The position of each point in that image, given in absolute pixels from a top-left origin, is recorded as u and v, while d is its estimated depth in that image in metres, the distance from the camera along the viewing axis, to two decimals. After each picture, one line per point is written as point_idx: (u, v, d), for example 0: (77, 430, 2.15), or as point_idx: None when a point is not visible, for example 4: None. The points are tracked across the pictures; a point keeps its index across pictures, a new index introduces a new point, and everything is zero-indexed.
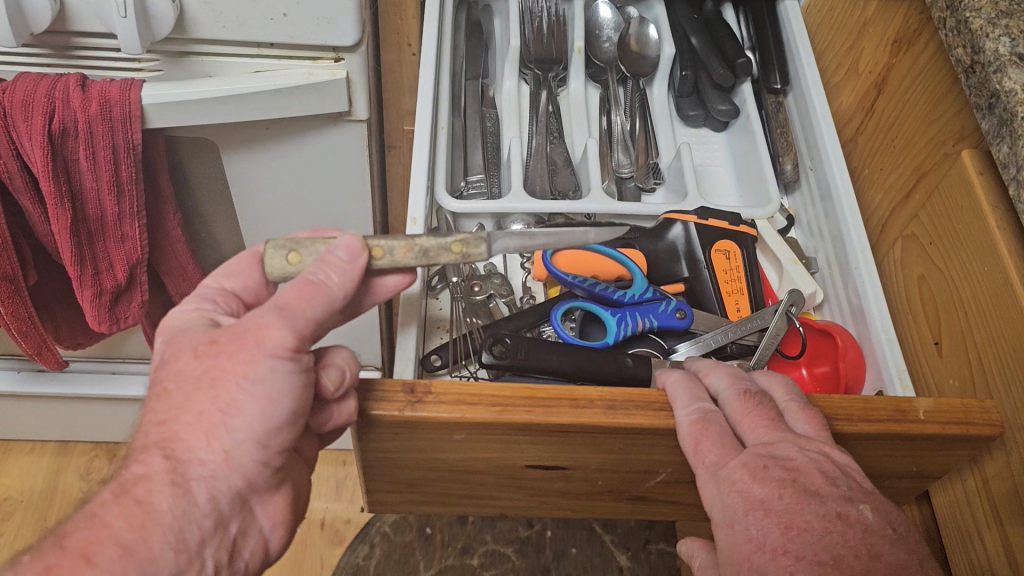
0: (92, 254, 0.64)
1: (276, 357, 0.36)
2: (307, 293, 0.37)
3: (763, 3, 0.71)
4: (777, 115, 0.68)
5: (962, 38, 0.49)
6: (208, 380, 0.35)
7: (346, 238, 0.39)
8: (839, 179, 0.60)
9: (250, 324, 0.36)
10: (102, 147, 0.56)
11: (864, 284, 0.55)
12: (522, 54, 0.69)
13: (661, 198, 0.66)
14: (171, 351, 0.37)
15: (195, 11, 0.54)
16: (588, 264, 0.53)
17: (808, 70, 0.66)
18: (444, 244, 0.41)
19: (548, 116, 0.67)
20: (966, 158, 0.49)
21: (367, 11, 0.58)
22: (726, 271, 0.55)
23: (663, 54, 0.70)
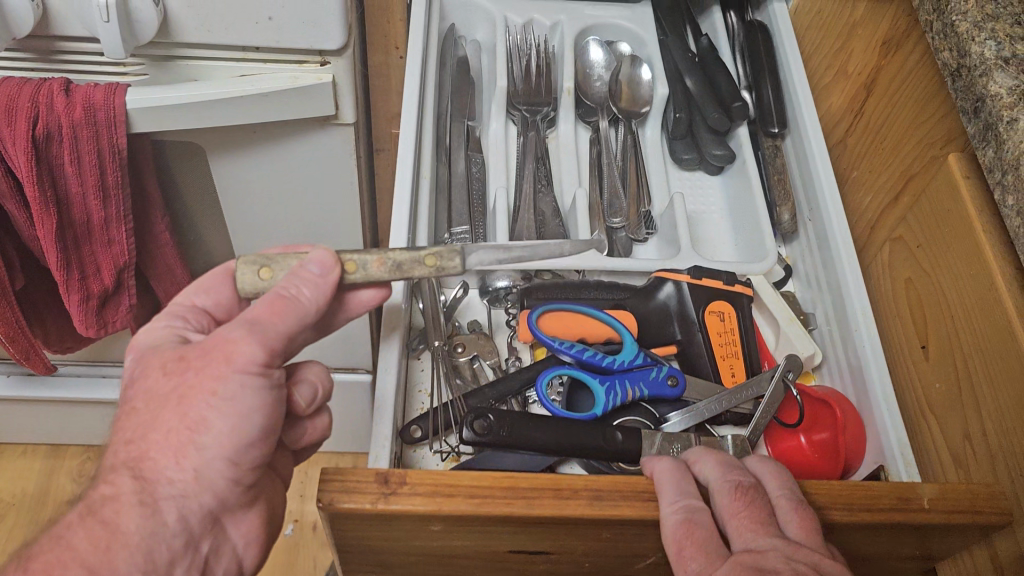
0: (79, 259, 0.63)
1: (243, 373, 0.38)
2: (277, 308, 0.39)
3: (759, 40, 0.70)
4: (774, 162, 0.66)
5: (948, 41, 0.49)
6: (176, 398, 0.38)
7: (318, 253, 0.42)
8: (839, 229, 0.59)
9: (217, 340, 0.39)
10: (87, 150, 0.56)
11: (863, 344, 0.54)
12: (510, 95, 0.68)
13: (653, 248, 0.65)
14: (141, 368, 0.40)
15: (177, 14, 0.53)
16: (576, 327, 0.53)
17: (805, 114, 0.65)
18: (417, 258, 0.43)
19: (537, 162, 0.66)
20: (952, 161, 0.49)
21: (353, 14, 0.58)
22: (719, 334, 0.54)
23: (656, 94, 0.69)
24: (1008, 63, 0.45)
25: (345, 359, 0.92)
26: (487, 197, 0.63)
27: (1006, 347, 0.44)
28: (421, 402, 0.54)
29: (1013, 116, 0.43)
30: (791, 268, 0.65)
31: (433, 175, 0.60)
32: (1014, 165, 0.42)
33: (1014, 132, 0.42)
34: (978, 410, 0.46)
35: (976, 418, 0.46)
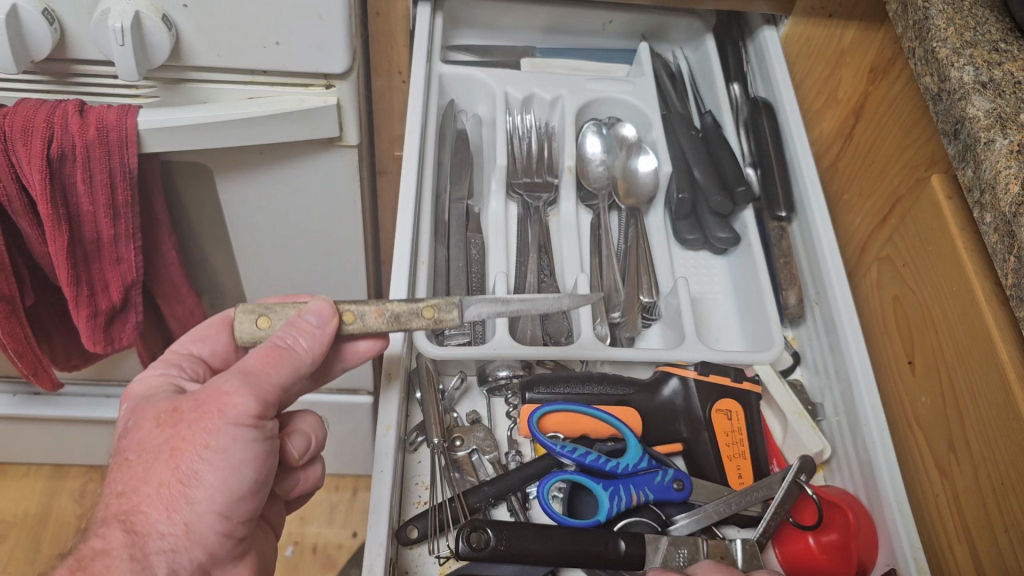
0: (88, 276, 0.65)
1: (236, 425, 0.40)
2: (271, 359, 0.41)
3: (765, 117, 0.59)
4: (780, 244, 0.56)
5: (929, 67, 0.50)
6: (167, 450, 0.40)
7: (318, 303, 0.43)
8: (848, 321, 0.50)
9: (210, 392, 0.40)
10: (99, 170, 0.58)
11: (874, 446, 0.46)
12: (509, 174, 0.57)
13: (655, 338, 0.54)
14: (136, 418, 0.42)
15: (189, 40, 0.56)
16: (572, 425, 0.45)
17: (814, 198, 0.55)
18: (415, 310, 0.44)
19: (538, 252, 0.55)
20: (936, 182, 0.51)
21: (358, 39, 0.60)
22: (727, 433, 0.46)
23: (660, 173, 0.57)
24: (986, 87, 0.47)
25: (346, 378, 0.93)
26: (487, 285, 0.53)
27: (985, 361, 0.45)
28: (419, 497, 0.46)
29: (990, 137, 0.44)
30: (799, 356, 0.55)
31: (430, 257, 0.52)
32: (990, 185, 0.44)
33: (991, 152, 0.44)
34: (962, 424, 0.47)
35: (960, 434, 0.47)
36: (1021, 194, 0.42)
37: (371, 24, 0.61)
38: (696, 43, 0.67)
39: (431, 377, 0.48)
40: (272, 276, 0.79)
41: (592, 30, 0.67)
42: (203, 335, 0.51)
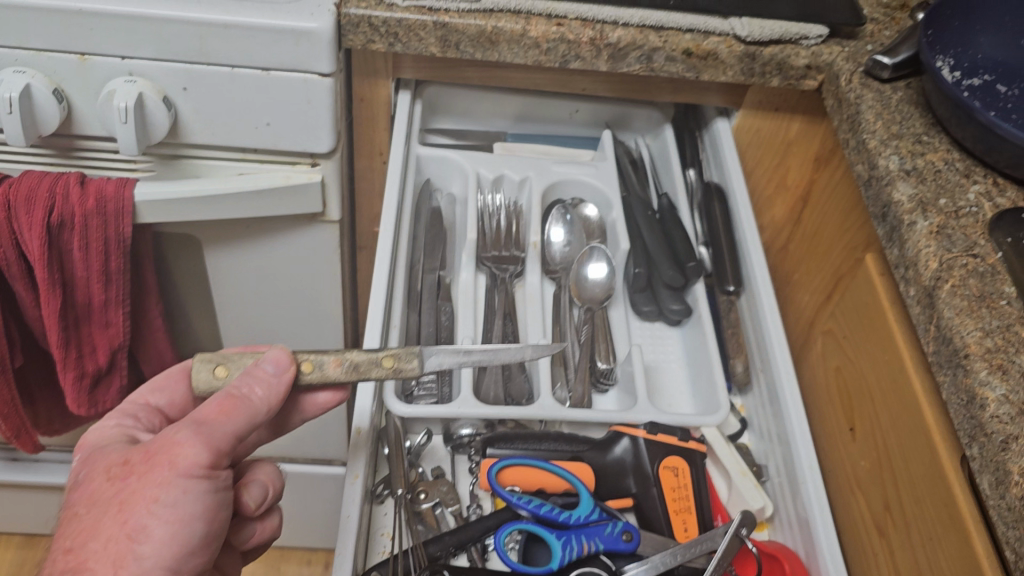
0: (77, 340, 0.68)
1: (187, 477, 0.43)
2: (227, 407, 0.44)
3: (716, 200, 0.64)
4: (729, 314, 0.60)
5: (860, 157, 0.56)
6: (117, 505, 0.42)
7: (275, 353, 0.46)
8: (788, 386, 0.54)
9: (163, 443, 0.43)
10: (95, 238, 0.62)
11: (810, 501, 0.49)
12: (479, 248, 0.61)
13: (613, 401, 0.57)
14: (86, 472, 0.44)
15: (187, 118, 0.61)
16: (532, 479, 0.48)
17: (760, 272, 0.59)
18: (374, 359, 0.46)
19: (504, 322, 0.58)
20: (871, 260, 0.56)
21: (344, 123, 0.65)
22: (674, 489, 0.49)
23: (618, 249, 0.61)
24: (909, 174, 0.52)
25: (321, 445, 0.95)
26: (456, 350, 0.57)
27: (913, 423, 0.49)
28: (383, 547, 0.49)
29: (912, 220, 0.50)
30: (745, 421, 0.58)
31: (403, 322, 0.56)
32: (913, 262, 0.48)
33: (913, 233, 0.49)
34: (894, 483, 0.50)
35: (894, 493, 0.50)
36: (939, 270, 0.47)
37: (356, 109, 0.66)
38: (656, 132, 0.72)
39: (400, 434, 0.51)
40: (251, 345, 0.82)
41: (559, 119, 0.72)
42: (162, 383, 0.55)
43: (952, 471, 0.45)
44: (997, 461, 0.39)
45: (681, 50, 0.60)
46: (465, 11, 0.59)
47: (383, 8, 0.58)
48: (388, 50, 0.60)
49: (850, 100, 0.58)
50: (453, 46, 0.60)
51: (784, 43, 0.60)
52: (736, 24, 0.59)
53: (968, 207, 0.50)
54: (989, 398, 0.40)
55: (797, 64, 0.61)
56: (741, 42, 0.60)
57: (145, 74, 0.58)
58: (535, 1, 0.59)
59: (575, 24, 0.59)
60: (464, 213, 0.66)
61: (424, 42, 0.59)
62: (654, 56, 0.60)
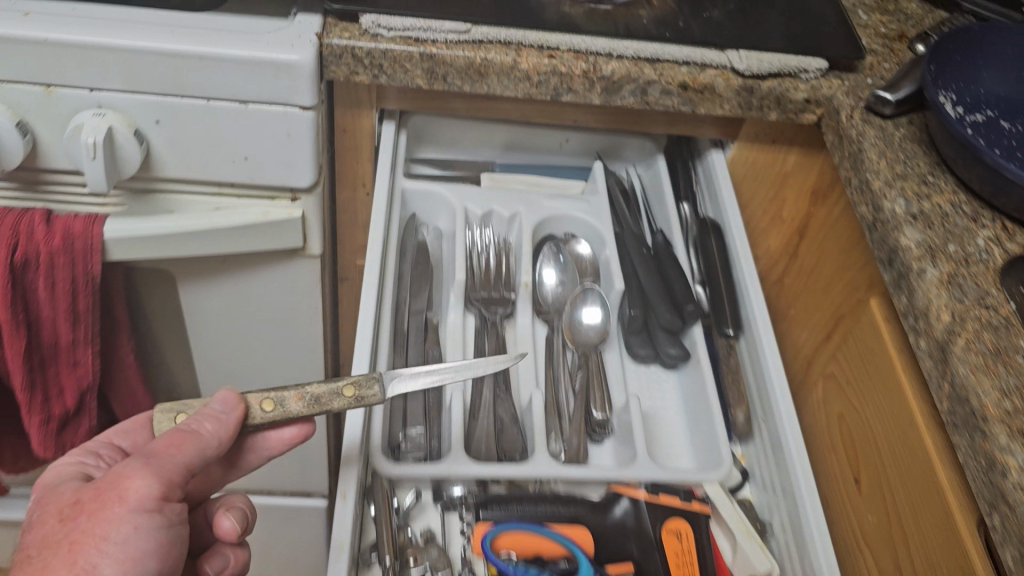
0: (42, 381, 0.65)
1: (139, 512, 0.40)
2: (177, 441, 0.43)
3: (713, 237, 0.62)
4: (728, 359, 0.57)
5: (863, 197, 0.54)
6: (67, 544, 0.39)
7: (223, 392, 0.46)
8: (793, 437, 0.52)
9: (114, 478, 0.41)
10: (61, 278, 0.59)
11: (820, 562, 0.47)
12: (468, 289, 0.59)
13: (610, 452, 0.55)
14: (38, 513, 0.41)
15: (160, 152, 0.58)
16: (528, 546, 0.46)
17: (761, 315, 0.57)
18: (336, 390, 0.46)
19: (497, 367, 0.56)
20: (876, 302, 0.54)
21: (325, 156, 0.62)
22: (677, 554, 0.47)
23: (612, 290, 0.59)
24: (916, 219, 0.50)
25: (301, 477, 0.92)
26: (444, 398, 0.54)
27: (924, 479, 0.47)
28: None
29: (922, 267, 0.48)
30: (747, 471, 0.56)
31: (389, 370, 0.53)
32: (924, 312, 0.46)
33: (923, 282, 0.47)
34: (905, 540, 0.48)
35: (905, 551, 0.48)
36: (951, 323, 0.45)
37: (338, 140, 0.63)
38: (648, 161, 0.70)
39: (388, 495, 0.48)
40: (227, 380, 0.79)
41: (548, 148, 0.70)
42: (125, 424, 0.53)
43: (968, 534, 0.43)
44: (1022, 534, 0.37)
45: (677, 83, 0.57)
46: (453, 42, 0.56)
47: (368, 38, 0.55)
48: (372, 82, 0.57)
49: (851, 137, 0.56)
50: (441, 78, 0.57)
51: (782, 77, 0.59)
52: (734, 57, 0.57)
53: (978, 253, 0.49)
54: (1011, 465, 0.39)
55: (796, 98, 0.59)
56: (739, 75, 0.58)
57: (116, 107, 0.55)
58: (525, 32, 0.56)
59: (568, 56, 0.57)
60: (452, 249, 0.63)
61: (410, 73, 0.57)
62: (649, 89, 0.58)
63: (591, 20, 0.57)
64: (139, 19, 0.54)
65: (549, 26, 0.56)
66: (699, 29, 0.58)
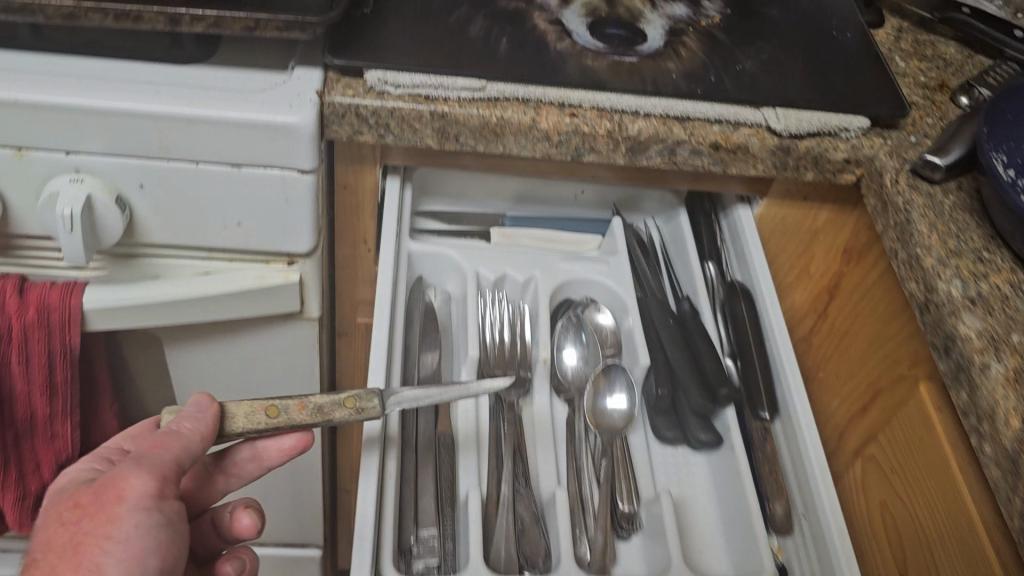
0: (17, 456, 0.60)
1: (138, 510, 0.39)
2: (162, 440, 0.42)
3: (743, 304, 0.58)
4: (763, 446, 0.53)
5: (913, 274, 0.50)
6: (71, 546, 0.38)
7: (196, 395, 0.44)
8: (840, 540, 0.47)
9: (109, 480, 0.40)
10: (36, 353, 0.55)
11: None
12: (481, 366, 0.54)
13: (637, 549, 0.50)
14: (40, 522, 0.40)
15: (144, 217, 0.53)
16: None
17: (801, 399, 0.53)
18: (337, 400, 0.45)
19: (515, 456, 0.51)
20: (928, 388, 0.51)
21: (325, 217, 0.57)
22: None
23: (639, 366, 0.55)
24: (975, 304, 0.47)
25: (297, 530, 0.87)
26: (458, 490, 0.50)
27: None
28: None
29: (985, 362, 0.44)
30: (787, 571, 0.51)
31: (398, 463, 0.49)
32: (989, 414, 0.42)
33: (987, 379, 0.43)
34: None
35: None
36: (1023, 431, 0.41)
37: (339, 196, 0.58)
38: (668, 214, 0.66)
39: None
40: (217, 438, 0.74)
41: (563, 200, 0.65)
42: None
43: None
44: None
45: (708, 143, 0.53)
46: (467, 99, 0.51)
47: (373, 96, 0.50)
48: (377, 142, 0.52)
49: (897, 205, 0.52)
50: (453, 138, 0.52)
51: (821, 135, 0.54)
52: (770, 115, 0.53)
53: None
54: None
55: (835, 158, 0.54)
56: (775, 134, 0.53)
57: (94, 171, 0.50)
58: (545, 89, 0.51)
59: (591, 114, 0.52)
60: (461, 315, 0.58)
61: (420, 133, 0.52)
62: (677, 149, 0.53)
63: (616, 75, 0.53)
64: (121, 76, 0.49)
65: (571, 82, 0.52)
66: (732, 84, 0.53)
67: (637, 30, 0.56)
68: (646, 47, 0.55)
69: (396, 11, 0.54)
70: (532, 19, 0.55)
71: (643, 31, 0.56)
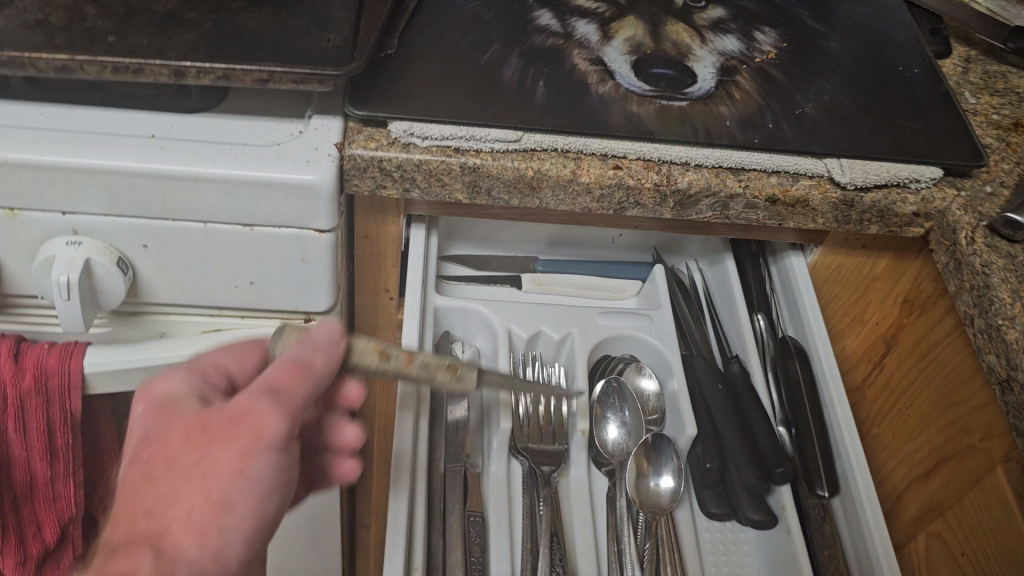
0: (16, 519, 0.56)
1: (272, 450, 0.35)
2: (294, 373, 0.36)
3: (796, 363, 0.53)
4: (821, 528, 0.49)
5: (993, 344, 0.45)
6: (199, 472, 0.33)
7: (328, 323, 0.39)
8: None
9: (244, 408, 0.35)
10: (35, 419, 0.51)
11: None
12: (513, 437, 0.50)
13: None
14: (157, 429, 0.35)
15: (148, 278, 0.49)
16: None
17: (863, 477, 0.48)
18: (439, 364, 0.38)
19: (550, 541, 0.47)
20: (1003, 474, 0.47)
21: (344, 271, 0.53)
22: None
23: (686, 435, 0.51)
24: None
25: None
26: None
27: None
28: None
29: None
30: None
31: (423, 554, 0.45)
32: None
33: None
34: None
35: None
36: None
37: (359, 245, 0.54)
38: (712, 259, 0.61)
39: None
40: None
41: (598, 244, 0.61)
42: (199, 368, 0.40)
43: None
44: None
45: (764, 196, 0.48)
46: (500, 151, 0.47)
47: (398, 148, 0.46)
48: (402, 196, 0.48)
49: (974, 267, 0.47)
50: (484, 192, 0.48)
51: (889, 187, 0.49)
52: (833, 165, 0.48)
53: None
54: None
55: (903, 212, 0.50)
56: (838, 187, 0.49)
57: (93, 231, 0.46)
58: (587, 139, 0.47)
59: (636, 166, 0.47)
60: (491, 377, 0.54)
61: (449, 187, 0.47)
62: (731, 203, 0.49)
63: (664, 121, 0.48)
64: (122, 129, 0.45)
65: (615, 132, 0.47)
66: (791, 131, 0.49)
67: (686, 69, 0.51)
68: (696, 89, 0.50)
69: (423, 52, 0.49)
70: (570, 58, 0.50)
71: (691, 70, 0.51)
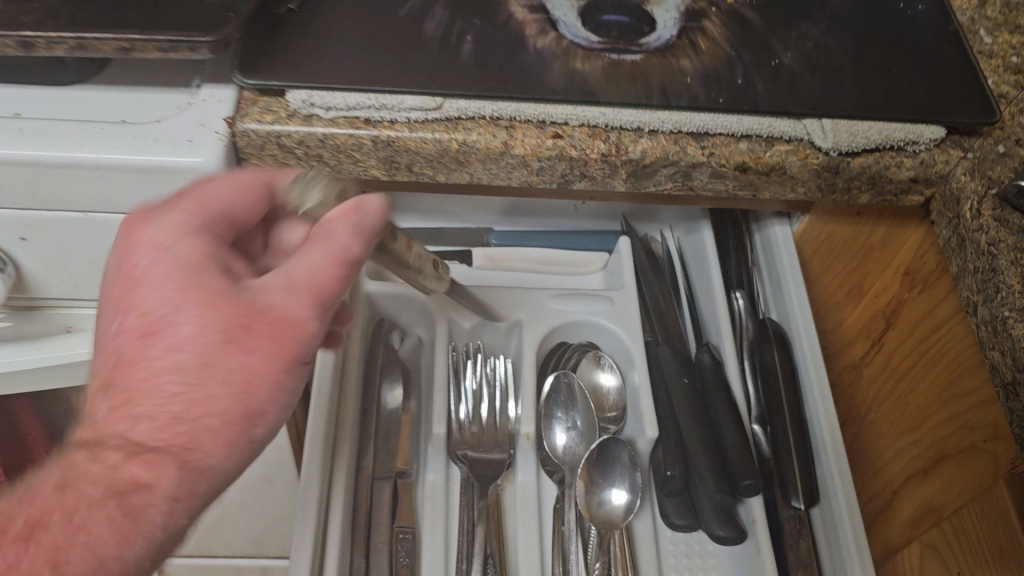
0: None
1: (305, 363, 0.30)
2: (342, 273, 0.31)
3: (773, 351, 0.47)
4: (796, 544, 0.43)
5: (997, 339, 0.37)
6: (237, 381, 0.28)
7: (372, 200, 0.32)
8: None
9: (291, 316, 0.29)
10: None
11: None
12: (450, 443, 0.45)
13: None
14: (178, 311, 0.28)
15: (35, 271, 0.43)
16: None
17: (840, 484, 0.43)
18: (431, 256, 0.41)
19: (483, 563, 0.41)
20: (1005, 489, 0.40)
21: None
22: None
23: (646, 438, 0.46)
24: None
25: None
26: None
27: None
28: None
29: None
30: None
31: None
32: None
33: None
34: None
35: None
36: None
37: None
38: (689, 228, 0.55)
39: None
40: None
41: (561, 212, 0.55)
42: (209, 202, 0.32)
43: None
44: None
45: (733, 165, 0.41)
46: (419, 121, 0.40)
47: (298, 121, 0.39)
48: None
49: (979, 245, 0.39)
50: (405, 168, 0.41)
51: (881, 151, 0.42)
52: (813, 126, 0.41)
53: None
54: None
55: (898, 178, 0.42)
56: (820, 151, 0.41)
57: None
58: (519, 105, 0.40)
59: (580, 133, 0.40)
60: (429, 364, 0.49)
61: (363, 164, 0.41)
62: (693, 173, 0.42)
63: (612, 80, 0.41)
64: None
65: (554, 95, 0.40)
66: (765, 88, 0.41)
67: (643, 15, 0.44)
68: (654, 39, 0.43)
69: (337, 6, 0.43)
70: (508, 7, 0.44)
71: (650, 16, 0.44)
